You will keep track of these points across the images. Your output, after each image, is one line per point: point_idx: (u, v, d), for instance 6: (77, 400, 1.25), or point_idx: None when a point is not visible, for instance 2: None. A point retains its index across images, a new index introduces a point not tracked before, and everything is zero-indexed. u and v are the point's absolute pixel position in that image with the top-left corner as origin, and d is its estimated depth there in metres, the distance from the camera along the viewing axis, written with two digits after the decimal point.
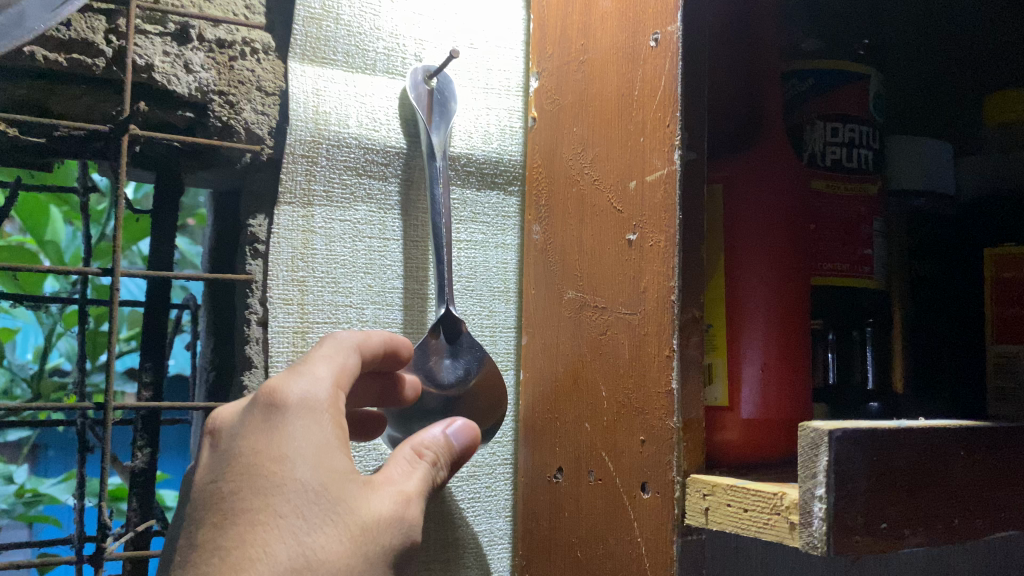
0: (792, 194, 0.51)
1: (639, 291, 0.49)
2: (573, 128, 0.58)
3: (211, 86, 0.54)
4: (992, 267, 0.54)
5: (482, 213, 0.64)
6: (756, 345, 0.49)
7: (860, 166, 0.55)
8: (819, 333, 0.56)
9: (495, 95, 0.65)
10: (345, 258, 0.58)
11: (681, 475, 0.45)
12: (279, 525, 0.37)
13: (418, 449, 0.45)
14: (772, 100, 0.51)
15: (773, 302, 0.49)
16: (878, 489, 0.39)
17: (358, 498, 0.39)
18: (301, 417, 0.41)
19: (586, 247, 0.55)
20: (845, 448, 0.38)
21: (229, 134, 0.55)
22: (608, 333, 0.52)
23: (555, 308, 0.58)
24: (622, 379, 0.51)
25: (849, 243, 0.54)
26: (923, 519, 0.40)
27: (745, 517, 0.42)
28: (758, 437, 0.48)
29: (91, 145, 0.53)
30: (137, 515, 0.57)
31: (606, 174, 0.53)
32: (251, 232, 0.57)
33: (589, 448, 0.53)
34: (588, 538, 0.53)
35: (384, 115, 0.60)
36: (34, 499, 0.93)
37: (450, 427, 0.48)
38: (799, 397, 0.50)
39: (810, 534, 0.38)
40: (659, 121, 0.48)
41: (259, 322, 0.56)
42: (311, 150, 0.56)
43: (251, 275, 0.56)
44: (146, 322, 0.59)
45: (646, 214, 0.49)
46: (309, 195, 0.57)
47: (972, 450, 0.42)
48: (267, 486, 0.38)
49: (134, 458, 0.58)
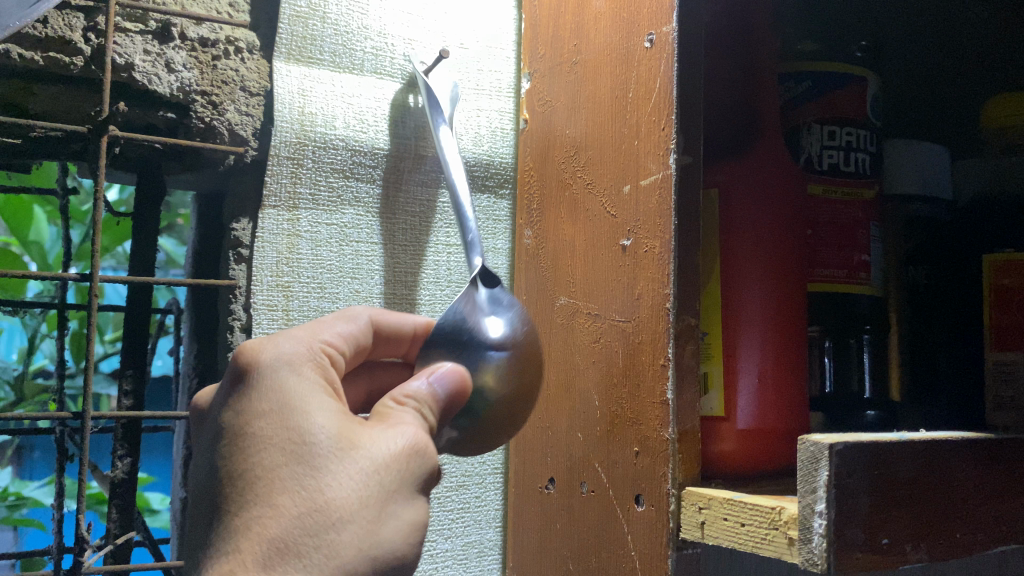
0: (789, 197, 0.50)
1: (633, 298, 0.48)
2: (565, 131, 0.56)
3: (193, 86, 0.53)
4: (991, 274, 0.52)
5: (472, 217, 0.62)
6: (753, 354, 0.48)
7: (858, 170, 0.54)
8: (815, 339, 0.55)
9: (485, 96, 0.63)
10: (331, 263, 0.56)
11: (676, 488, 0.44)
12: (279, 473, 0.35)
13: (400, 392, 0.40)
14: (769, 102, 0.50)
15: (770, 310, 0.48)
16: (879, 504, 0.38)
17: (363, 435, 0.37)
18: (276, 371, 0.39)
19: (579, 251, 0.54)
20: (846, 462, 0.37)
21: (212, 136, 0.53)
22: (601, 341, 0.51)
23: (547, 315, 0.57)
24: (616, 388, 0.49)
25: (846, 248, 0.53)
26: (924, 535, 0.39)
27: (742, 532, 0.40)
28: (755, 448, 0.47)
29: (69, 146, 0.51)
30: (117, 526, 0.56)
31: (599, 177, 0.52)
32: (234, 237, 0.54)
33: (583, 458, 0.52)
34: (581, 550, 0.51)
35: (372, 116, 0.58)
36: (16, 502, 0.91)
37: (432, 374, 0.41)
38: (795, 407, 0.49)
39: (809, 550, 0.36)
40: (654, 123, 0.47)
41: (243, 328, 0.54)
42: (296, 152, 0.55)
43: (235, 280, 0.54)
44: (126, 328, 0.57)
45: (641, 219, 0.48)
46: (294, 199, 0.55)
47: (974, 463, 0.41)
48: (247, 440, 0.36)
49: (114, 468, 0.56)
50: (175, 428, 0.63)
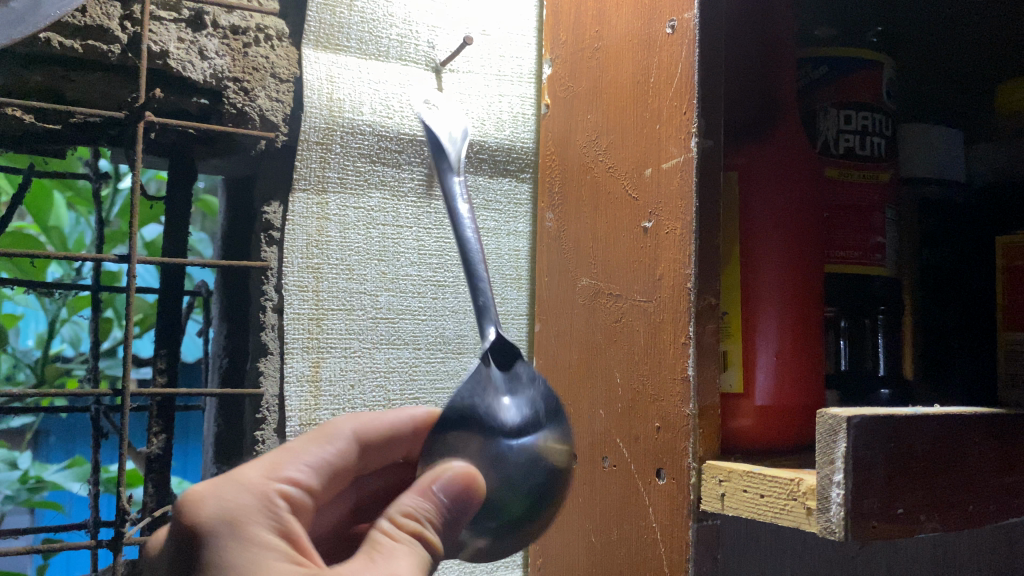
0: (807, 180, 0.51)
1: (654, 279, 0.50)
2: (587, 115, 0.58)
3: (226, 73, 0.54)
4: (1004, 256, 0.53)
5: (494, 200, 0.64)
6: (771, 332, 0.49)
7: (874, 154, 0.55)
8: (830, 320, 0.56)
9: (507, 82, 0.65)
10: (359, 246, 0.58)
11: (696, 462, 0.45)
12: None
13: (399, 511, 0.36)
14: (789, 87, 0.51)
15: (789, 289, 0.49)
16: (894, 475, 0.39)
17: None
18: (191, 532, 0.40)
19: (600, 234, 0.55)
20: (863, 434, 0.38)
21: (244, 121, 0.55)
22: (623, 321, 0.53)
23: (569, 295, 0.59)
24: (637, 365, 0.51)
25: (862, 230, 0.54)
26: (938, 506, 0.41)
27: (762, 503, 0.42)
28: (774, 423, 0.48)
29: (106, 131, 0.53)
30: (152, 501, 0.57)
31: (620, 161, 0.54)
32: (265, 219, 0.56)
33: (604, 434, 0.54)
34: (603, 522, 0.53)
35: (397, 101, 0.60)
36: (37, 485, 0.93)
37: (436, 483, 0.37)
38: (812, 384, 0.50)
39: (827, 519, 0.38)
40: (676, 108, 0.49)
41: (275, 309, 0.56)
42: (325, 137, 0.57)
43: (268, 262, 0.56)
44: (160, 310, 0.59)
45: (662, 202, 0.49)
46: (323, 182, 0.57)
47: (985, 436, 0.43)
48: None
49: (149, 445, 0.58)
50: (204, 406, 0.65)
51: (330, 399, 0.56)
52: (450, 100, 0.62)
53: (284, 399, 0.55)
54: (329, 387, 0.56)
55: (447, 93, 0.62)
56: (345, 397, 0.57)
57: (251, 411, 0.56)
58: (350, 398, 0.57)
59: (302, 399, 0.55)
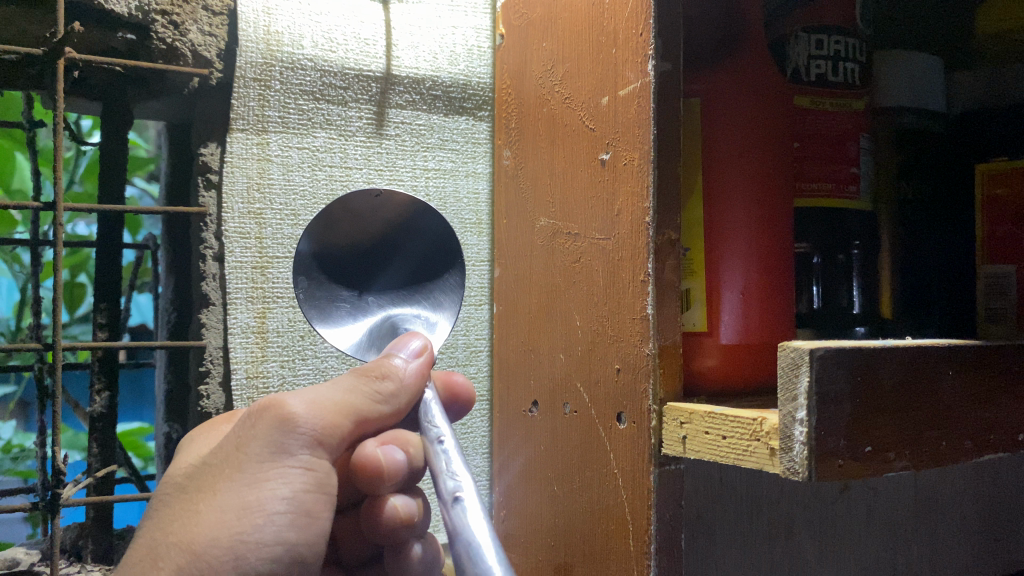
0: (772, 107, 0.48)
1: (613, 215, 0.47)
2: (542, 44, 0.55)
3: (152, 5, 0.51)
4: (984, 185, 0.50)
5: (450, 140, 0.62)
6: (736, 268, 0.46)
7: (847, 80, 0.51)
8: (803, 256, 0.52)
9: (461, 13, 0.62)
10: (304, 188, 0.57)
11: (657, 404, 0.43)
12: None
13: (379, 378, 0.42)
14: (754, 5, 0.47)
15: (753, 222, 0.46)
16: (862, 413, 0.37)
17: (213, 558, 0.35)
18: None
19: (558, 169, 0.52)
20: (828, 368, 0.35)
21: (174, 57, 0.52)
22: (582, 260, 0.50)
23: (528, 236, 0.56)
24: (597, 306, 0.48)
25: (836, 159, 0.50)
26: (908, 443, 0.38)
27: (724, 444, 0.39)
28: (739, 363, 0.46)
29: (26, 70, 0.50)
30: (96, 459, 0.56)
31: (577, 90, 0.50)
32: (201, 162, 0.54)
33: (564, 379, 0.51)
34: (564, 472, 0.51)
35: (341, 34, 0.57)
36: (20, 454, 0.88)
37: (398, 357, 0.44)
38: (780, 322, 0.47)
39: (791, 459, 0.35)
40: (631, 29, 0.45)
41: (215, 257, 0.54)
42: (263, 73, 0.55)
43: (206, 207, 0.54)
44: (100, 264, 0.56)
45: (619, 131, 0.46)
46: (263, 122, 0.55)
47: (959, 370, 0.41)
48: None
49: (93, 402, 0.56)
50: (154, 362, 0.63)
51: (277, 351, 0.56)
52: (399, 32, 0.60)
53: (228, 350, 0.54)
54: (276, 338, 0.56)
55: (395, 25, 0.59)
56: (293, 348, 0.56)
57: (195, 364, 0.55)
58: (299, 348, 0.56)
59: (248, 351, 0.55)
